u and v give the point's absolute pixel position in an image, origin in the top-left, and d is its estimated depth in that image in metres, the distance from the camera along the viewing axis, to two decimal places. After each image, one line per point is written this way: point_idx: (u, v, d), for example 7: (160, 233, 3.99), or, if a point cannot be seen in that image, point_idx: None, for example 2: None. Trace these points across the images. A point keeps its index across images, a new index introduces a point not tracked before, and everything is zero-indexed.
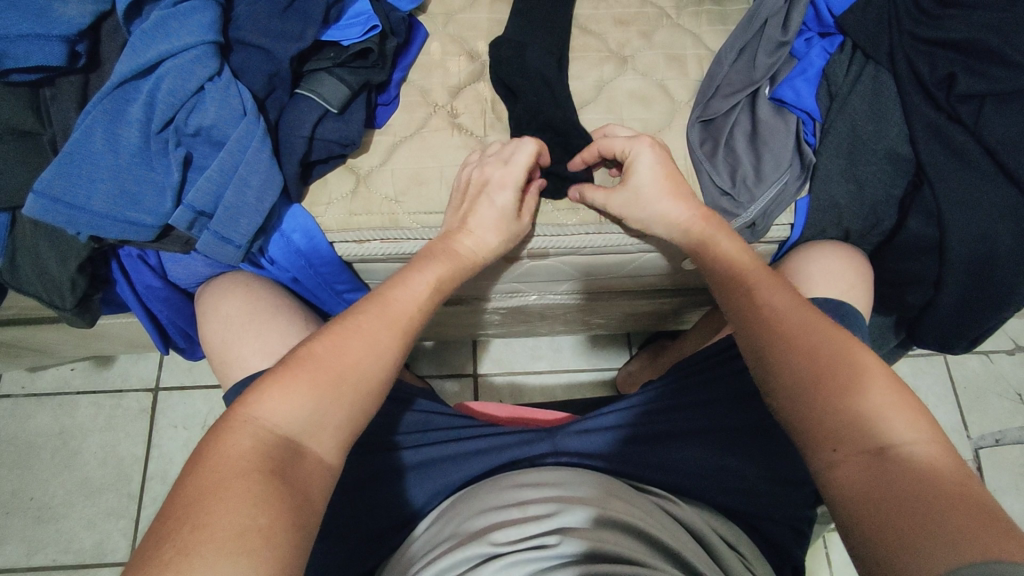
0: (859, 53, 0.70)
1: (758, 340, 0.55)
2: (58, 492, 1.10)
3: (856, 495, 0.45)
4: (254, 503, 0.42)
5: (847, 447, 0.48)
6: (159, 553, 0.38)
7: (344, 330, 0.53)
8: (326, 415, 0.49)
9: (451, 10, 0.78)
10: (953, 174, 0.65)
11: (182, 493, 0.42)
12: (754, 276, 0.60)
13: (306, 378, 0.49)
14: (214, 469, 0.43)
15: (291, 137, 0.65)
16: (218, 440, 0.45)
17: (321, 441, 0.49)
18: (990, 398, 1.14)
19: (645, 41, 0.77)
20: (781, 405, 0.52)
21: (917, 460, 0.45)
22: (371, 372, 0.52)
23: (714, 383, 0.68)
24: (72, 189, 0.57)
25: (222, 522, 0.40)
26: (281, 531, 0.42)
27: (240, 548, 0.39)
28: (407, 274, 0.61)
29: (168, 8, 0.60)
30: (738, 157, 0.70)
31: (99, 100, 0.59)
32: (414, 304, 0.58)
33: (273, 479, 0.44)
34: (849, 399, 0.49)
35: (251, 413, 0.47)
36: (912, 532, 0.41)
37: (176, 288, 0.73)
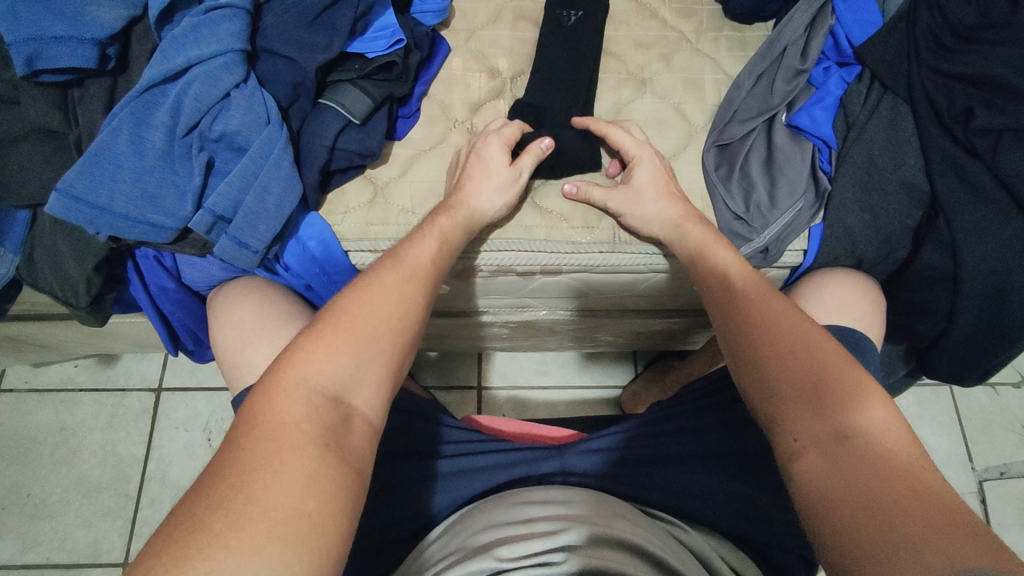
0: (877, 84, 0.71)
1: (747, 348, 0.56)
2: (55, 490, 1.10)
3: (812, 483, 0.47)
4: (307, 486, 0.42)
5: (807, 436, 0.49)
6: (209, 522, 0.39)
7: (375, 287, 0.55)
8: (367, 372, 0.51)
9: (474, 26, 0.79)
10: (968, 207, 0.65)
11: (232, 461, 0.43)
12: (741, 287, 0.60)
13: (346, 337, 0.51)
14: (266, 438, 0.44)
15: (312, 145, 0.65)
16: (267, 401, 0.46)
17: (367, 399, 0.50)
18: (996, 430, 1.14)
19: (665, 64, 0.78)
20: (750, 394, 0.55)
21: (874, 445, 0.46)
22: (402, 325, 0.54)
23: (716, 408, 0.68)
24: (95, 189, 0.58)
25: (275, 499, 0.41)
26: (330, 513, 0.42)
27: (290, 533, 0.40)
28: (416, 236, 0.62)
29: (199, 15, 0.60)
30: (753, 182, 0.70)
31: (127, 104, 0.59)
32: (428, 259, 0.60)
33: (328, 450, 0.45)
34: (808, 382, 0.52)
35: (298, 375, 0.48)
36: (871, 527, 0.42)
37: (191, 291, 0.73)
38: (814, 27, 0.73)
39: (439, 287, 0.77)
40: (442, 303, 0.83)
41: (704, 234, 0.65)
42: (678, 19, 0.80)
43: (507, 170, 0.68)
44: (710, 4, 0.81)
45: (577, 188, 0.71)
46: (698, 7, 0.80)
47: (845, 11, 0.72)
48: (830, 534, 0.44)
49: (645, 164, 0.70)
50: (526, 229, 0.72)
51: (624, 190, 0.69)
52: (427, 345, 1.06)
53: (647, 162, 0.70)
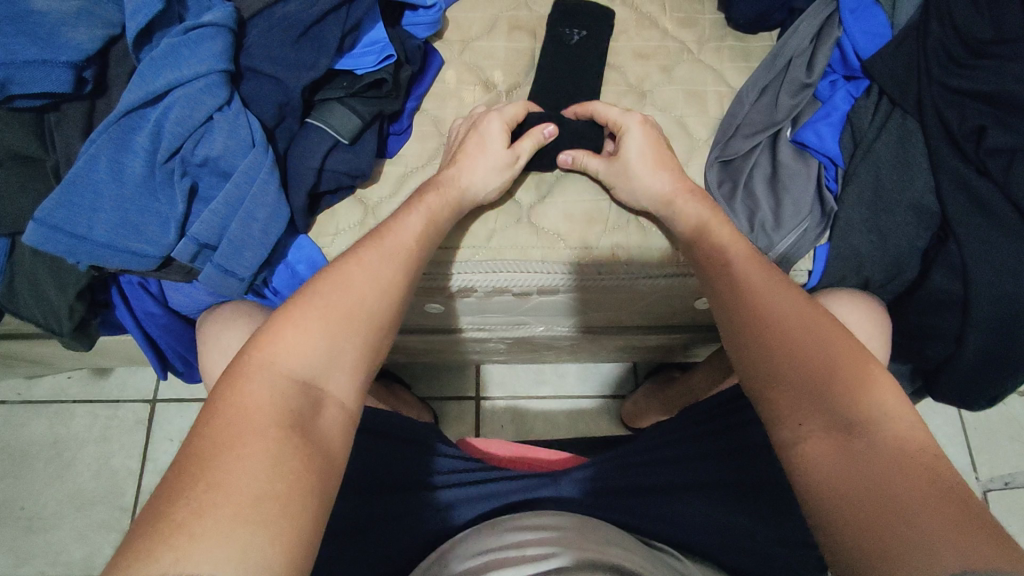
0: (885, 99, 0.68)
1: (745, 328, 0.53)
2: (49, 503, 1.08)
3: (821, 476, 0.45)
4: (273, 467, 0.40)
5: (813, 423, 0.47)
6: (173, 512, 0.37)
7: (351, 271, 0.53)
8: (339, 354, 0.48)
9: (468, 38, 0.76)
10: (980, 229, 0.63)
11: (197, 444, 0.40)
12: (743, 267, 0.57)
13: (317, 318, 0.49)
14: (231, 423, 0.42)
15: (300, 168, 0.63)
16: (231, 387, 0.44)
17: (338, 382, 0.48)
18: (1000, 440, 1.12)
19: (665, 76, 0.75)
20: (751, 380, 0.51)
21: (886, 435, 0.44)
22: (377, 308, 0.52)
23: (718, 436, 0.67)
24: (73, 218, 0.56)
25: (239, 482, 0.39)
26: (300, 496, 0.40)
27: (256, 518, 0.38)
28: (399, 216, 0.60)
29: (178, 35, 0.58)
30: (757, 201, 0.68)
31: (104, 129, 0.57)
32: (411, 240, 0.58)
33: (294, 434, 0.43)
34: (813, 364, 0.49)
35: (267, 357, 0.46)
36: (881, 525, 0.40)
37: (178, 315, 0.71)
38: (820, 39, 0.71)
39: (429, 305, 0.75)
40: (433, 320, 0.81)
41: (706, 211, 0.63)
42: (679, 28, 0.77)
43: (503, 152, 0.67)
44: (712, 13, 0.78)
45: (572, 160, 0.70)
46: (700, 16, 0.78)
47: (852, 22, 0.70)
48: (842, 535, 0.42)
49: (634, 132, 0.69)
50: (523, 250, 0.70)
51: (614, 161, 0.68)
52: (424, 358, 1.04)
53: (635, 130, 0.68)
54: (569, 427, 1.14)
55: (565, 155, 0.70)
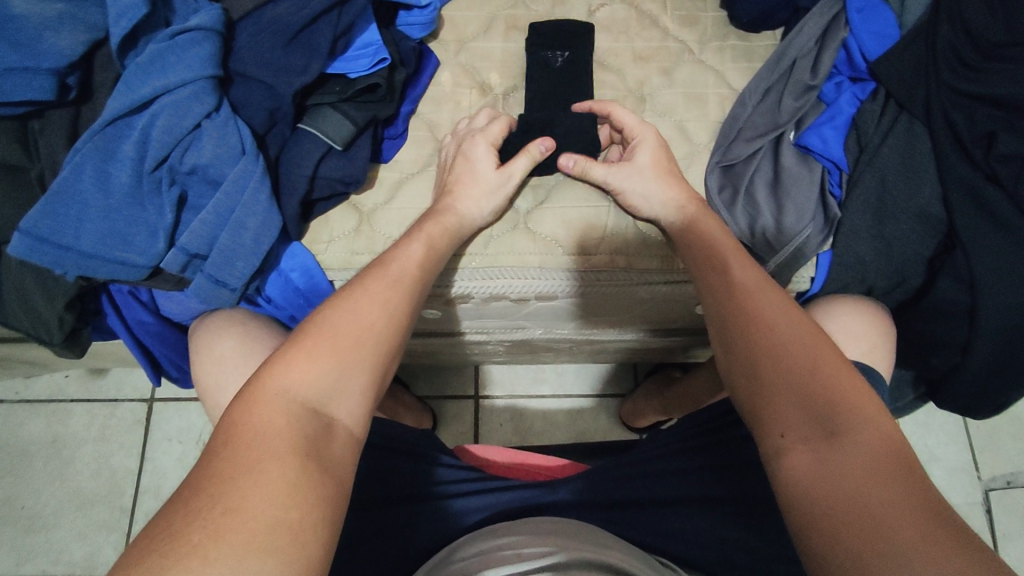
0: (892, 102, 0.66)
1: (739, 339, 0.52)
2: (49, 503, 1.08)
3: (797, 483, 0.44)
4: (288, 495, 0.39)
5: (794, 433, 0.46)
6: (188, 532, 0.36)
7: (360, 294, 0.52)
8: (351, 380, 0.47)
9: (464, 38, 0.75)
10: (988, 237, 0.62)
11: (211, 470, 0.39)
12: (740, 274, 0.55)
13: (328, 344, 0.47)
14: (244, 448, 0.41)
15: (292, 175, 0.62)
16: (244, 412, 0.43)
17: (350, 409, 0.47)
18: (1002, 439, 1.10)
19: (666, 78, 0.73)
20: (740, 391, 0.51)
21: (865, 442, 0.43)
22: (387, 333, 0.51)
23: (711, 449, 0.65)
24: (60, 229, 0.55)
25: (255, 508, 0.38)
26: (312, 526, 0.39)
27: (270, 545, 0.37)
28: (403, 241, 0.59)
29: (164, 40, 0.56)
30: (758, 207, 0.66)
31: (89, 138, 0.55)
32: (415, 263, 0.57)
33: (309, 462, 0.41)
34: (798, 374, 0.48)
35: (280, 384, 0.45)
36: (851, 534, 0.39)
37: (170, 322, 0.70)
38: (825, 39, 0.69)
39: (427, 312, 0.74)
40: (431, 325, 0.80)
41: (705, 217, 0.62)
42: (680, 28, 0.75)
43: (492, 175, 0.66)
44: (714, 11, 0.76)
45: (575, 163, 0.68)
46: (702, 15, 0.76)
47: (859, 22, 0.68)
48: (816, 544, 0.41)
49: (647, 144, 0.67)
50: (519, 256, 0.68)
51: (625, 166, 0.66)
52: (423, 359, 1.03)
53: (651, 141, 0.67)
54: (568, 426, 1.13)
55: (568, 158, 0.68)
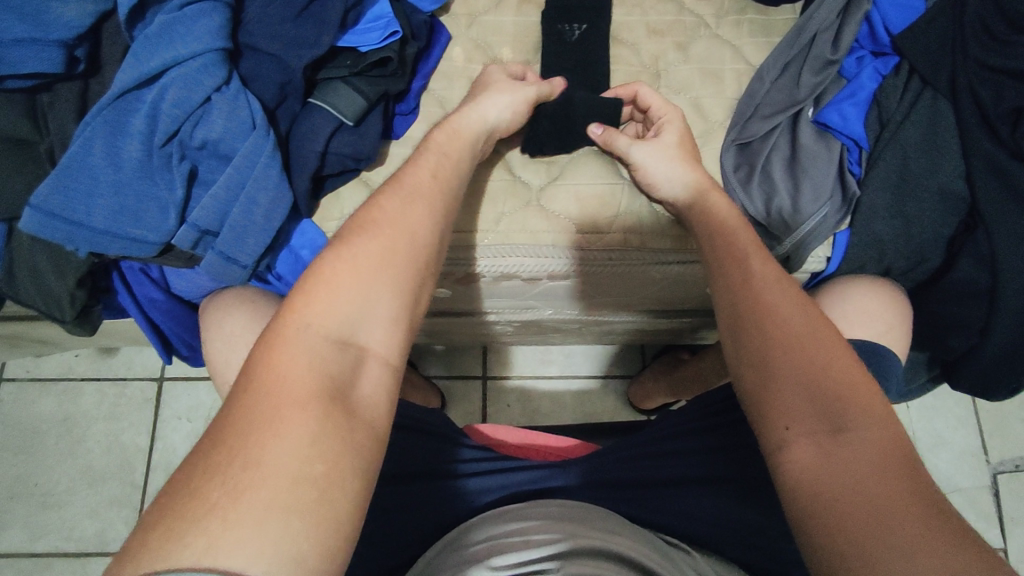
0: (916, 77, 0.64)
1: (747, 330, 0.50)
2: (62, 480, 1.09)
3: (802, 476, 0.43)
4: (313, 443, 0.38)
5: (800, 426, 0.45)
6: (208, 491, 0.35)
7: (378, 220, 0.50)
8: (375, 308, 0.46)
9: (475, 11, 0.73)
10: (1010, 216, 0.61)
11: (234, 418, 0.38)
12: (749, 262, 0.54)
13: (349, 271, 0.46)
14: (268, 391, 0.40)
15: (303, 151, 0.61)
16: (270, 350, 0.42)
17: (378, 336, 0.46)
18: (1012, 422, 1.09)
19: (681, 53, 0.72)
20: (745, 382, 0.49)
21: (872, 439, 0.43)
22: (410, 258, 0.49)
23: (718, 431, 0.65)
24: (70, 204, 0.54)
25: (279, 458, 0.37)
26: (342, 473, 0.38)
27: (294, 502, 0.36)
28: (413, 163, 0.57)
29: (173, 11, 0.55)
30: (775, 185, 0.65)
31: (100, 111, 0.55)
32: (427, 182, 0.55)
33: (335, 401, 0.41)
34: (809, 368, 0.47)
35: (303, 317, 0.44)
36: (859, 527, 0.39)
37: (180, 300, 0.70)
38: (848, 10, 0.66)
39: (437, 290, 0.74)
40: (441, 304, 0.80)
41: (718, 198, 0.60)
42: (697, 1, 0.74)
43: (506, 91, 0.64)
44: None
45: (603, 133, 0.66)
46: None
47: None
48: (818, 538, 0.40)
49: (675, 124, 0.66)
50: (532, 234, 0.67)
51: (649, 142, 0.64)
52: (432, 340, 1.03)
53: (677, 121, 0.66)
54: (576, 407, 1.13)
55: (598, 127, 0.67)
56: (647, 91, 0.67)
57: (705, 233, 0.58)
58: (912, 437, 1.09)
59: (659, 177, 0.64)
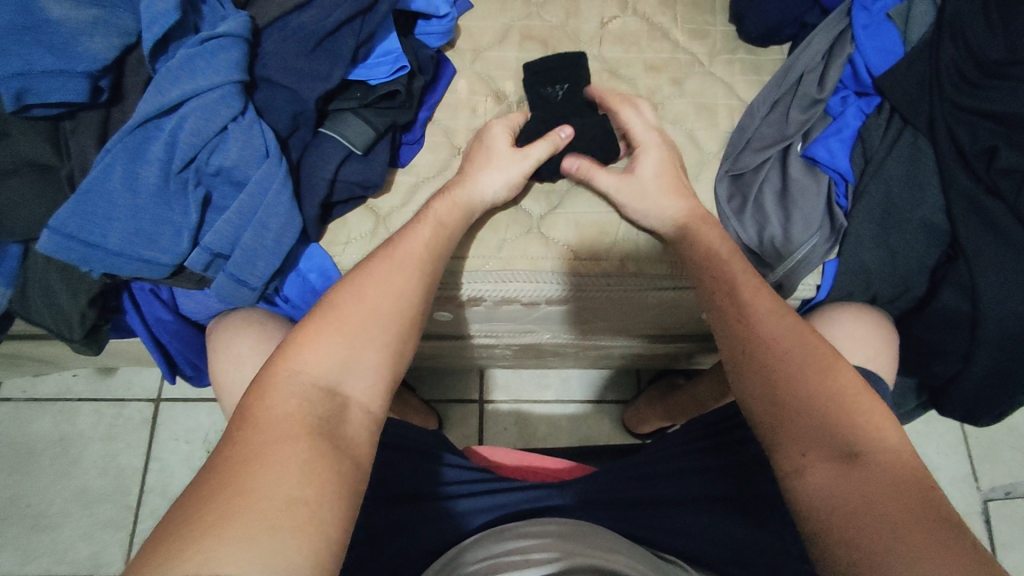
0: (897, 116, 0.68)
1: (753, 363, 0.54)
2: (55, 501, 1.08)
3: (818, 500, 0.47)
4: (298, 475, 0.42)
5: (813, 452, 0.49)
6: (202, 515, 0.39)
7: (364, 278, 0.54)
8: (360, 362, 0.50)
9: (479, 46, 0.77)
10: (989, 248, 0.63)
11: (228, 452, 0.43)
12: (749, 294, 0.57)
13: (338, 328, 0.50)
14: (258, 432, 0.44)
15: (313, 178, 0.64)
16: (261, 396, 0.46)
17: (363, 388, 0.49)
18: (1001, 449, 1.11)
19: (676, 88, 0.75)
20: (756, 412, 0.53)
21: (882, 465, 0.47)
22: (393, 313, 0.53)
23: (714, 451, 0.67)
24: (88, 227, 0.56)
25: (263, 488, 0.40)
26: (323, 504, 0.42)
27: (280, 522, 0.39)
28: (413, 223, 0.61)
29: (194, 46, 0.58)
30: (767, 216, 0.68)
31: (120, 139, 0.57)
32: (420, 243, 0.58)
33: (318, 439, 0.45)
34: (815, 401, 0.50)
35: (292, 367, 0.48)
36: (880, 548, 0.43)
37: (188, 321, 0.71)
38: (832, 53, 0.71)
39: (438, 314, 0.75)
40: (441, 328, 0.81)
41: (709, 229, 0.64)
42: (691, 40, 0.78)
43: (506, 154, 0.68)
44: (724, 25, 0.78)
45: (578, 168, 0.69)
46: (712, 28, 0.78)
47: (864, 39, 0.69)
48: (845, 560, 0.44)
49: (653, 152, 0.69)
50: (532, 260, 0.70)
51: (627, 176, 0.68)
52: (430, 363, 1.04)
53: (655, 151, 0.68)
54: (571, 431, 1.14)
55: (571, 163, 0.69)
56: (628, 119, 0.70)
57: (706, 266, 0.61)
58: None
59: (636, 213, 0.68)
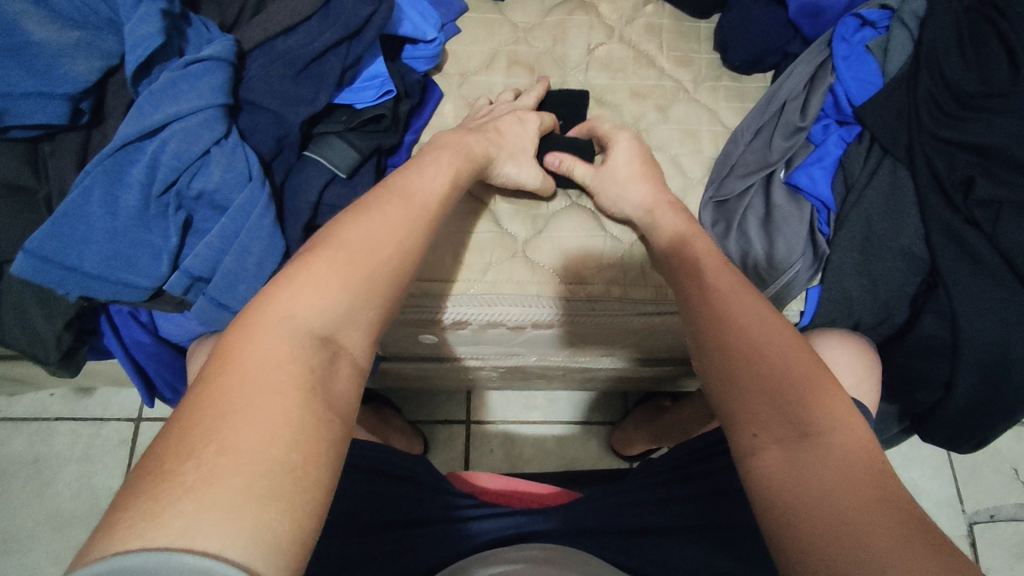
0: (877, 146, 0.69)
1: (715, 340, 0.51)
2: (26, 525, 1.05)
3: (769, 481, 0.44)
4: (289, 435, 0.36)
5: (766, 432, 0.46)
6: (181, 473, 0.33)
7: (370, 221, 0.49)
8: (359, 311, 0.45)
9: (466, 71, 0.77)
10: (967, 277, 0.64)
11: (207, 400, 0.37)
12: (715, 279, 0.55)
13: (338, 269, 0.45)
14: (243, 377, 0.38)
15: (296, 203, 0.63)
16: (248, 337, 0.40)
17: (356, 340, 0.44)
18: (985, 472, 1.12)
19: (661, 115, 0.76)
20: (712, 393, 0.50)
21: (836, 450, 0.43)
22: (400, 263, 0.48)
23: (697, 479, 0.66)
24: (65, 249, 0.55)
25: (254, 447, 0.35)
26: (315, 468, 0.36)
27: (270, 489, 0.34)
28: (426, 170, 0.57)
29: (178, 70, 0.58)
30: (750, 241, 0.69)
31: (99, 162, 0.56)
32: (431, 194, 0.54)
33: (311, 395, 0.39)
34: (773, 374, 0.47)
35: (284, 306, 0.42)
36: (829, 534, 0.39)
37: (168, 343, 0.70)
38: (813, 83, 0.72)
39: (423, 336, 0.75)
40: (426, 350, 0.81)
41: (683, 222, 0.62)
42: (676, 67, 0.78)
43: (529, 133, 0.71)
44: (708, 53, 0.80)
45: (561, 162, 0.72)
46: (696, 56, 0.79)
47: (844, 69, 0.70)
48: (791, 545, 0.40)
49: (623, 145, 0.70)
50: (518, 284, 0.70)
51: (602, 169, 0.70)
52: (416, 384, 1.03)
53: (625, 144, 0.70)
54: (558, 453, 1.13)
55: (553, 158, 0.72)
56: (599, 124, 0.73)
57: (679, 268, 0.58)
58: None
59: (612, 202, 0.69)
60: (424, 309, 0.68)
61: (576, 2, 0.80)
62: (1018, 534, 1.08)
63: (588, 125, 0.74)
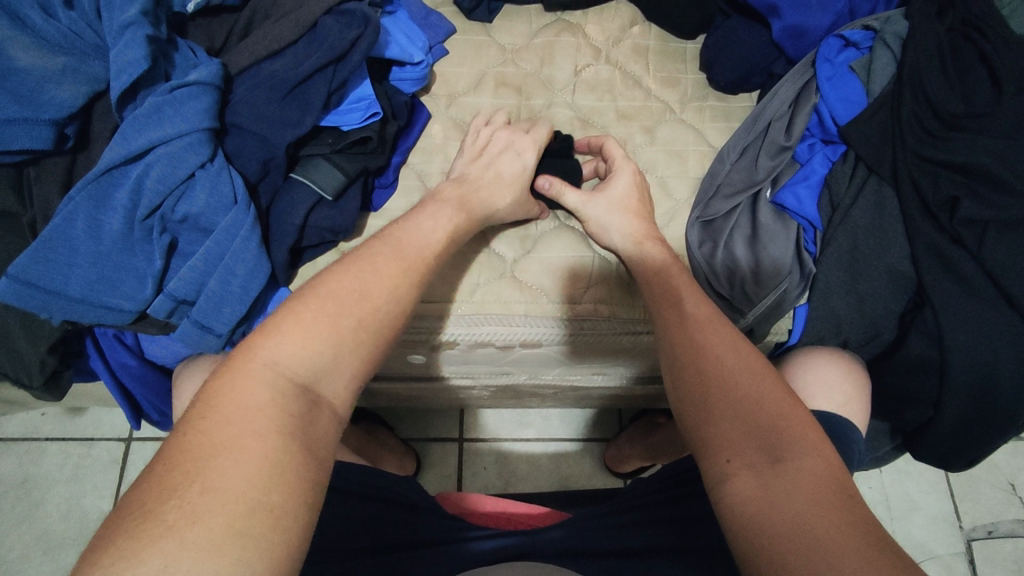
0: (862, 165, 0.69)
1: (687, 373, 0.51)
2: (15, 546, 1.04)
3: (743, 506, 0.44)
4: (269, 477, 0.37)
5: (739, 458, 0.46)
6: (162, 512, 0.34)
7: (362, 270, 0.50)
8: (343, 361, 0.46)
9: (454, 92, 0.78)
10: (954, 296, 0.64)
11: (191, 442, 0.37)
12: (692, 310, 0.56)
13: (324, 319, 0.46)
14: (225, 421, 0.39)
15: (282, 224, 0.63)
16: (231, 381, 0.41)
17: (337, 389, 0.45)
18: (983, 487, 1.11)
19: (648, 136, 0.77)
20: (688, 420, 0.50)
21: (808, 474, 0.43)
22: (388, 314, 0.49)
23: (681, 500, 0.65)
24: (48, 274, 0.55)
25: (235, 488, 0.36)
26: (294, 510, 0.37)
27: (249, 529, 0.35)
28: (421, 219, 0.59)
29: (163, 95, 0.58)
30: (736, 259, 0.68)
31: (83, 186, 0.56)
32: (422, 243, 0.56)
33: (292, 438, 0.40)
34: (746, 403, 0.48)
35: (269, 354, 0.43)
36: (800, 559, 0.39)
37: (153, 365, 0.70)
38: (798, 103, 0.72)
39: (411, 357, 0.74)
40: (415, 369, 0.80)
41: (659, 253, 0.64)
42: (662, 88, 0.79)
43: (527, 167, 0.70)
44: (694, 73, 0.80)
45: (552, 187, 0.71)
46: (683, 77, 0.80)
47: (828, 89, 0.71)
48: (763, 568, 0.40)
49: (626, 176, 0.71)
50: (507, 305, 0.69)
51: (597, 197, 0.69)
52: (409, 403, 1.03)
53: (627, 176, 0.70)
54: (551, 471, 1.13)
55: (544, 180, 0.72)
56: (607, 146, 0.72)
57: (654, 299, 0.60)
58: (885, 502, 1.10)
59: (600, 231, 0.69)
60: (414, 331, 0.68)
61: (563, 24, 0.81)
62: (1016, 551, 1.07)
63: (597, 143, 0.74)
